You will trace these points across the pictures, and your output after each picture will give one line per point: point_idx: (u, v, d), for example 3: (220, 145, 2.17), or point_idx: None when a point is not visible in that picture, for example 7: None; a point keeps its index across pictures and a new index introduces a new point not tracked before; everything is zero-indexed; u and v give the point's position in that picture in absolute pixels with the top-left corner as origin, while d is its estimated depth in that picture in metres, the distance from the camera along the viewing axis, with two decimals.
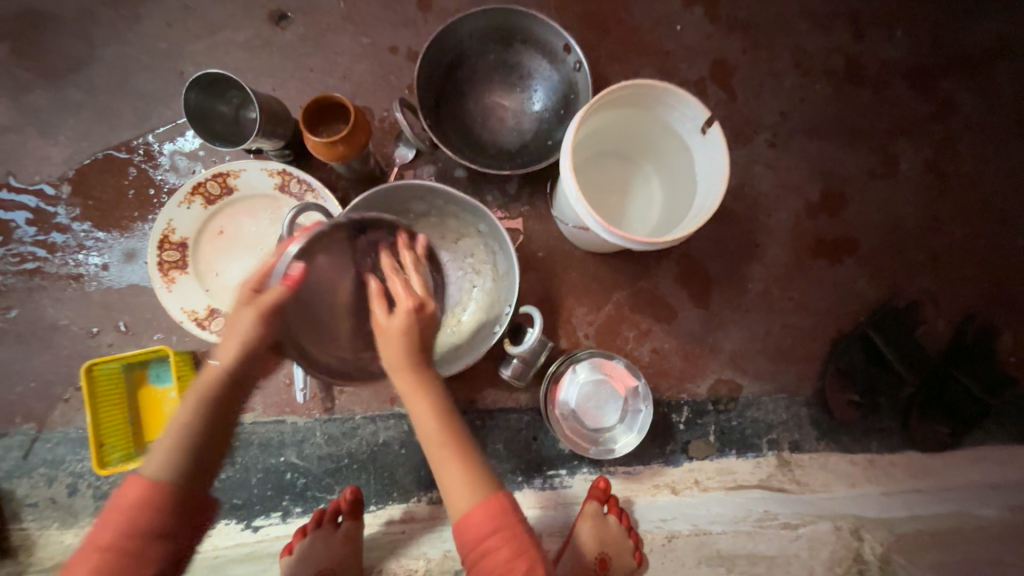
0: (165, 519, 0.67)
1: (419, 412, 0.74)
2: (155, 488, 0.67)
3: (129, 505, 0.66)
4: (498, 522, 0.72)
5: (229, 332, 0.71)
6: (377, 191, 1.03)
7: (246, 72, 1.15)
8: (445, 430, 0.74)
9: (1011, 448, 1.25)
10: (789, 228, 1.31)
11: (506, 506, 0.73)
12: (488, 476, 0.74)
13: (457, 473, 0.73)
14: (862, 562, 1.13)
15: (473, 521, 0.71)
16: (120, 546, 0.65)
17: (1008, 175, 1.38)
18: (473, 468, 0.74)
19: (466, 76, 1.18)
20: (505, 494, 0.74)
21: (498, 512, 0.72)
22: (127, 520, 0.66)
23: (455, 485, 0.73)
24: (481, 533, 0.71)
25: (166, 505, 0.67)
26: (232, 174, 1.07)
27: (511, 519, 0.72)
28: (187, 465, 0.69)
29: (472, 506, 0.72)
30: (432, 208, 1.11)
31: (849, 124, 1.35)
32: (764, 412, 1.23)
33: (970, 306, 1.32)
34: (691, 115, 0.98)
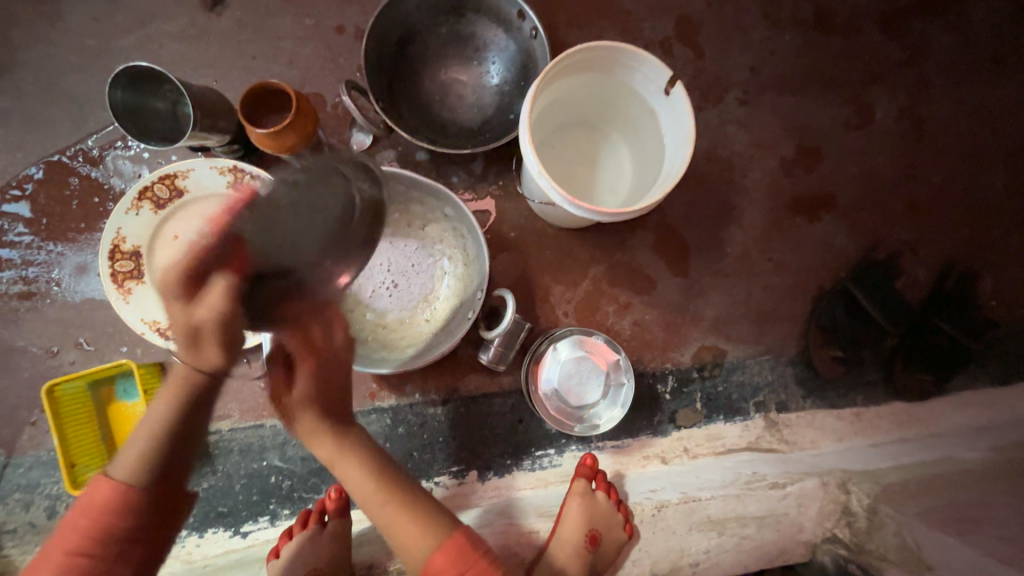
0: (133, 523, 0.73)
1: (355, 469, 0.91)
2: (125, 492, 0.73)
3: (101, 505, 0.72)
4: (459, 558, 0.84)
5: (201, 335, 0.72)
6: None
7: (185, 65, 1.09)
8: (385, 487, 0.90)
9: (993, 389, 1.26)
10: (765, 187, 1.28)
11: (463, 544, 0.85)
12: (443, 518, 0.89)
13: (406, 523, 0.88)
14: (850, 515, 1.08)
15: (436, 564, 0.83)
16: (91, 549, 0.70)
17: (985, 117, 1.35)
18: (424, 515, 0.88)
19: (419, 53, 1.12)
20: (462, 532, 0.87)
21: (459, 550, 0.84)
22: (95, 523, 0.71)
23: (407, 534, 0.87)
24: (443, 569, 0.83)
25: (135, 508, 0.73)
26: (180, 175, 1.01)
27: (467, 553, 0.84)
28: (156, 472, 0.75)
29: (426, 558, 0.84)
30: (394, 195, 1.06)
31: (820, 74, 1.31)
32: (749, 375, 1.23)
33: (949, 253, 1.31)
34: (653, 76, 0.93)
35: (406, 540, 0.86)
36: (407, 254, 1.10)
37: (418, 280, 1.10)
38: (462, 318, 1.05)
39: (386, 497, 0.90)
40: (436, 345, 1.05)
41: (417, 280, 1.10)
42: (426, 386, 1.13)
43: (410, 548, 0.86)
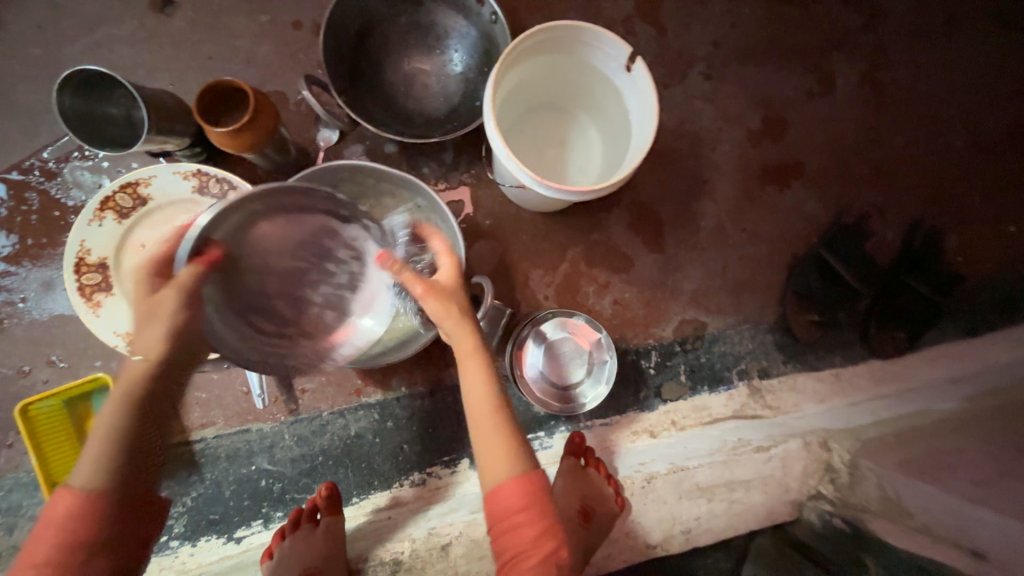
0: (102, 526, 0.68)
1: (477, 376, 0.74)
2: (85, 503, 0.67)
3: (63, 515, 0.66)
4: (527, 500, 0.71)
5: (158, 316, 0.68)
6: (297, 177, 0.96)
7: (139, 70, 1.07)
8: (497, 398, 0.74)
9: (964, 341, 1.30)
10: (734, 159, 1.30)
11: (534, 484, 0.71)
12: (526, 451, 0.74)
13: (492, 436, 0.73)
14: (832, 472, 1.12)
15: (502, 492, 0.71)
16: (58, 559, 0.65)
17: (942, 78, 1.38)
18: (515, 441, 0.73)
19: (380, 44, 1.11)
20: (537, 474, 0.73)
21: (523, 491, 0.70)
22: (63, 535, 0.66)
23: (491, 449, 0.73)
24: (510, 504, 0.71)
25: (102, 510, 0.68)
26: (142, 182, 0.99)
27: (536, 496, 0.71)
28: (116, 474, 0.69)
29: (497, 482, 0.71)
30: (364, 188, 1.05)
31: (781, 45, 1.33)
32: (730, 345, 1.26)
33: (915, 212, 1.35)
34: (614, 54, 0.94)
35: (486, 452, 0.73)
36: None
37: None
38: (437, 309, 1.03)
39: (489, 424, 0.73)
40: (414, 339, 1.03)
41: None
42: (412, 379, 1.12)
43: (487, 467, 0.73)
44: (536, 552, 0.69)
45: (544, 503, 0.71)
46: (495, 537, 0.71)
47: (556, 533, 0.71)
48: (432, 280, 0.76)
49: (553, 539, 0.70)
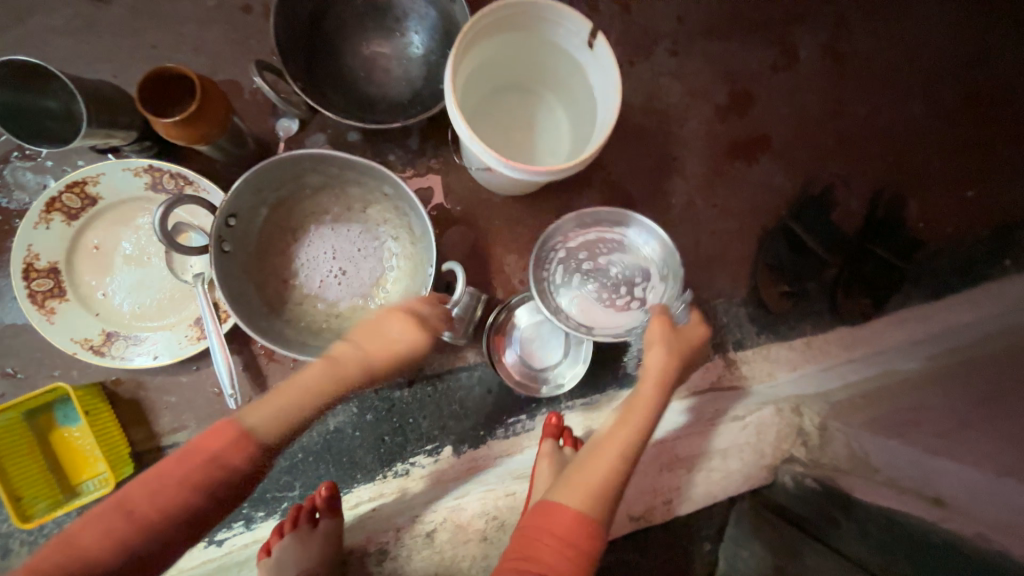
0: (238, 472, 0.72)
1: (637, 422, 0.87)
2: (245, 445, 0.72)
3: (219, 447, 0.71)
4: (580, 544, 0.75)
5: (371, 327, 0.84)
6: (251, 172, 0.91)
7: (78, 62, 1.01)
8: (626, 465, 0.83)
9: (926, 304, 1.35)
10: (703, 136, 1.30)
11: (588, 536, 0.76)
12: (606, 508, 0.79)
13: (596, 477, 0.81)
14: (804, 435, 1.15)
15: (559, 518, 0.76)
16: (183, 496, 0.69)
17: (901, 47, 1.41)
18: (609, 492, 0.80)
19: (336, 28, 1.07)
20: (598, 537, 0.76)
21: (579, 531, 0.75)
22: (198, 471, 0.70)
23: (586, 488, 0.79)
24: (557, 530, 0.75)
25: (237, 465, 0.72)
26: (90, 181, 0.95)
27: (584, 544, 0.75)
28: (277, 437, 0.75)
29: (569, 507, 0.77)
30: (328, 177, 1.02)
31: (745, 19, 1.33)
32: (706, 319, 1.28)
33: (879, 182, 1.38)
34: (575, 30, 0.92)
35: (581, 482, 0.80)
36: (351, 239, 1.06)
37: (365, 265, 1.07)
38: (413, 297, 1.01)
39: (600, 470, 0.81)
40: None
41: (365, 265, 1.07)
42: None
43: (571, 495, 0.78)
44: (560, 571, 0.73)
45: (581, 559, 0.75)
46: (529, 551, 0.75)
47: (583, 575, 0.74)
48: (678, 327, 0.98)
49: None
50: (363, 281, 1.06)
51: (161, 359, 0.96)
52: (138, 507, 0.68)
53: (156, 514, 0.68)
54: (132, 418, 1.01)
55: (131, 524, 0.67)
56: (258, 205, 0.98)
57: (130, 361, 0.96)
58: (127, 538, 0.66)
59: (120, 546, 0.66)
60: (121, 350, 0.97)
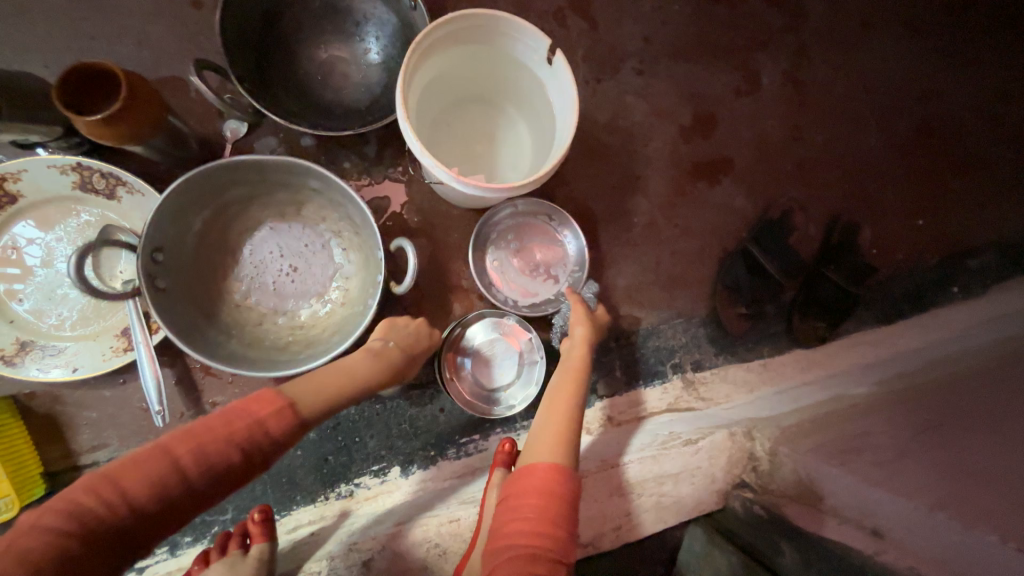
0: (230, 459, 0.65)
1: (567, 384, 0.94)
2: (263, 434, 0.68)
3: (236, 431, 0.67)
4: (558, 489, 0.77)
5: (396, 329, 0.96)
6: (178, 183, 0.86)
7: (6, 50, 0.95)
8: (575, 412, 0.90)
9: (877, 329, 1.39)
10: (667, 156, 1.31)
11: (569, 483, 0.78)
12: (575, 456, 0.83)
13: (556, 431, 0.85)
14: (754, 459, 1.14)
15: (537, 469, 0.78)
16: (195, 462, 0.64)
17: (860, 78, 1.45)
18: (570, 438, 0.85)
19: (291, 28, 1.03)
20: (575, 479, 0.79)
21: (560, 475, 0.77)
22: (219, 436, 0.65)
23: (548, 438, 0.84)
24: (535, 483, 0.77)
25: (253, 436, 0.67)
26: (10, 177, 0.88)
27: (563, 492, 0.77)
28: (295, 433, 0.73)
29: (545, 462, 0.79)
30: (252, 182, 0.95)
31: (711, 43, 1.35)
32: (665, 339, 1.28)
33: (836, 207, 1.41)
34: (534, 46, 0.91)
35: (545, 437, 0.84)
36: (294, 241, 1.03)
37: (314, 264, 1.03)
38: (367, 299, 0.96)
39: (557, 421, 0.87)
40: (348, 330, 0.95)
41: (315, 261, 1.03)
42: None
43: (545, 450, 0.82)
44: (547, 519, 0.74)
45: (565, 504, 0.76)
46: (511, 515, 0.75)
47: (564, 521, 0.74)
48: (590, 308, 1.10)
49: (563, 542, 0.73)
50: (314, 281, 1.02)
51: (79, 372, 0.89)
52: (135, 482, 0.60)
53: (146, 492, 0.61)
54: (46, 434, 0.93)
55: (115, 502, 0.59)
56: (190, 221, 0.92)
57: (45, 373, 0.89)
58: (101, 514, 0.58)
59: (102, 516, 0.58)
60: (36, 361, 0.89)
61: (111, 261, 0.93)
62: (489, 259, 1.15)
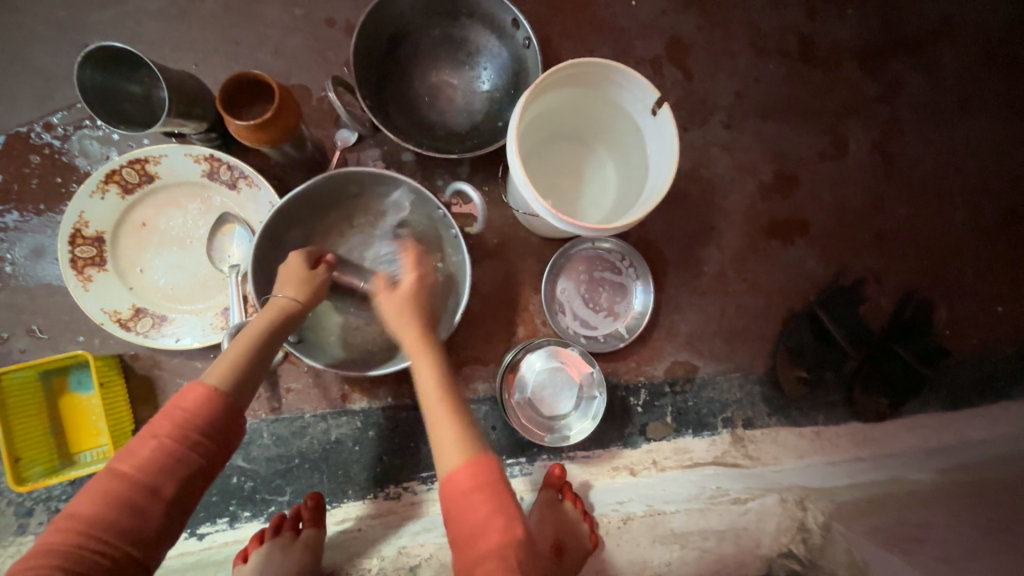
0: (215, 424, 0.69)
1: (424, 371, 0.81)
2: (217, 399, 0.70)
3: (189, 405, 0.68)
4: (483, 481, 0.69)
5: (290, 279, 0.85)
6: (281, 204, 0.95)
7: (164, 47, 1.07)
8: (444, 396, 0.78)
9: (944, 413, 1.32)
10: (743, 210, 1.32)
11: (490, 468, 0.71)
12: (478, 437, 0.74)
13: (448, 431, 0.74)
14: (805, 531, 1.10)
15: (455, 481, 0.69)
16: (177, 438, 0.66)
17: (951, 156, 1.43)
18: (469, 430, 0.75)
19: (411, 53, 1.11)
20: (492, 459, 0.72)
21: (480, 471, 0.70)
22: (178, 417, 0.67)
23: (446, 442, 0.73)
24: (461, 489, 0.69)
25: (214, 409, 0.70)
26: (152, 160, 0.97)
27: (493, 477, 0.71)
28: (246, 386, 0.75)
29: (450, 471, 0.71)
30: (313, 211, 1.02)
31: (801, 104, 1.36)
32: (719, 391, 1.27)
33: (911, 283, 1.38)
34: (641, 95, 0.94)
35: (442, 439, 0.73)
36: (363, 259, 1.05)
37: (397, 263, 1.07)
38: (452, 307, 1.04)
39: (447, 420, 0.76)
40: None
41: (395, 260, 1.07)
42: (399, 390, 1.10)
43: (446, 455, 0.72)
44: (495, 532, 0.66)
45: (504, 483, 0.71)
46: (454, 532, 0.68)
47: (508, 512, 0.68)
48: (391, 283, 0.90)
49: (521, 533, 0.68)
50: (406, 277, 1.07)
51: (182, 342, 0.98)
52: (133, 471, 0.64)
53: (155, 474, 0.64)
54: (140, 395, 1.01)
55: (130, 488, 0.63)
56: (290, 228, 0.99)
57: (153, 339, 0.97)
58: (128, 500, 0.62)
59: (127, 511, 0.62)
60: (146, 328, 0.98)
61: (223, 246, 1.01)
62: (559, 287, 1.20)
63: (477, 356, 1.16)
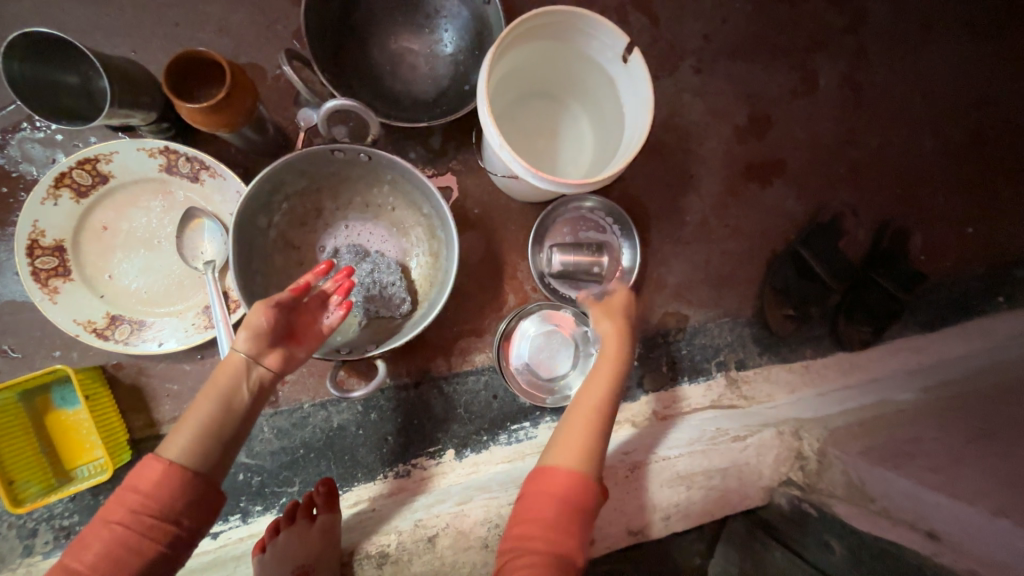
0: (175, 507, 0.68)
1: (599, 372, 0.88)
2: (172, 477, 0.69)
3: (146, 487, 0.68)
4: (571, 495, 0.75)
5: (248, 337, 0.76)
6: (235, 215, 0.88)
7: (97, 34, 0.99)
8: (594, 413, 0.84)
9: (924, 335, 1.37)
10: (720, 155, 1.31)
11: (584, 488, 0.76)
12: (595, 459, 0.79)
13: (577, 438, 0.81)
14: (802, 459, 1.13)
15: (554, 473, 0.76)
16: (128, 523, 0.66)
17: (917, 83, 1.43)
18: (592, 443, 0.80)
19: (366, 19, 1.05)
20: (591, 479, 0.77)
21: (578, 482, 0.75)
22: (137, 498, 0.67)
23: (568, 440, 0.80)
24: (553, 487, 0.75)
25: (175, 486, 0.69)
26: (103, 159, 0.91)
27: (580, 499, 0.75)
28: (213, 462, 0.72)
29: (556, 462, 0.78)
30: (267, 227, 0.98)
31: (770, 42, 1.34)
32: (711, 337, 1.30)
33: (886, 213, 1.40)
34: (610, 43, 0.91)
35: (568, 437, 0.80)
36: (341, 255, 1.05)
37: (369, 233, 1.07)
38: (444, 238, 1.01)
39: (577, 424, 0.83)
40: (444, 267, 1.02)
41: (363, 235, 1.07)
42: (397, 369, 1.13)
43: (562, 452, 0.79)
44: (547, 544, 0.71)
45: (580, 510, 0.74)
46: (521, 509, 0.76)
47: (572, 538, 0.73)
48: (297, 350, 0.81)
49: (569, 547, 0.72)
50: (385, 235, 1.08)
51: (165, 345, 0.95)
52: (86, 567, 0.65)
53: (111, 569, 0.65)
54: (130, 404, 0.99)
55: None
56: (263, 216, 0.95)
57: (135, 346, 0.94)
58: None
59: None
60: (126, 335, 0.95)
61: (194, 243, 0.96)
62: (544, 251, 1.17)
63: (471, 328, 1.16)
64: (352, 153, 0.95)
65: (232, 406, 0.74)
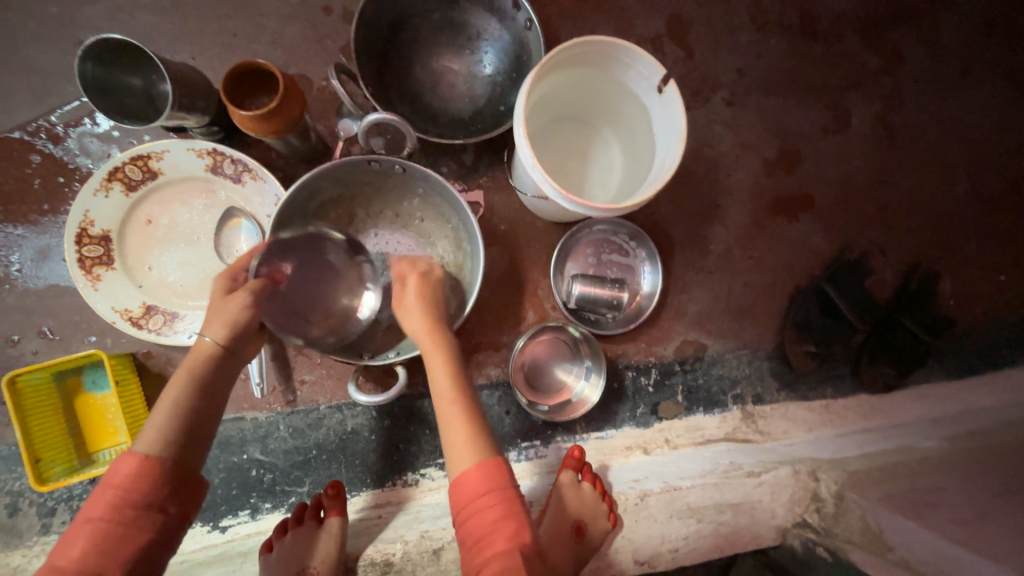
0: (157, 496, 0.71)
1: (436, 369, 0.85)
2: (152, 468, 0.71)
3: (125, 481, 0.70)
4: (489, 484, 0.75)
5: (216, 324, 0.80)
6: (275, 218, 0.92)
7: (160, 40, 1.05)
8: (456, 396, 0.83)
9: (950, 382, 1.33)
10: (748, 187, 1.32)
11: (498, 470, 0.76)
12: (489, 440, 0.79)
13: (462, 438, 0.79)
14: (819, 501, 1.11)
15: (467, 479, 0.75)
16: (113, 517, 0.68)
17: (952, 127, 1.42)
18: (476, 432, 0.79)
19: (411, 38, 1.09)
20: (498, 459, 0.77)
21: (490, 471, 0.75)
22: (115, 493, 0.69)
23: (456, 445, 0.79)
24: (473, 491, 0.74)
25: (156, 476, 0.71)
26: (154, 156, 0.96)
27: (500, 481, 0.75)
28: (192, 451, 0.75)
29: (462, 470, 0.76)
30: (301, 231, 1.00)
31: (803, 79, 1.35)
32: (728, 368, 1.29)
33: (915, 255, 1.38)
34: (647, 73, 0.93)
35: (454, 442, 0.79)
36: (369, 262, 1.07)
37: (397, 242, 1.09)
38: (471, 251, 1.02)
39: (456, 423, 0.81)
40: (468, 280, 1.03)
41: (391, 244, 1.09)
42: (413, 377, 1.14)
43: (460, 457, 0.77)
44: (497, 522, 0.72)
45: (507, 487, 0.75)
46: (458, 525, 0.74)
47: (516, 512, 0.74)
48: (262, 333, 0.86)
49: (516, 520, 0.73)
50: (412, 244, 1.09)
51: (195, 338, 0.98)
52: (72, 563, 0.66)
53: (100, 562, 0.66)
54: (156, 393, 1.01)
55: None
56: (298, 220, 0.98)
57: (167, 336, 0.97)
58: None
59: None
60: (159, 325, 0.98)
61: (231, 241, 1.00)
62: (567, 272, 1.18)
63: (489, 342, 1.17)
64: (390, 164, 0.98)
65: (208, 393, 0.79)
